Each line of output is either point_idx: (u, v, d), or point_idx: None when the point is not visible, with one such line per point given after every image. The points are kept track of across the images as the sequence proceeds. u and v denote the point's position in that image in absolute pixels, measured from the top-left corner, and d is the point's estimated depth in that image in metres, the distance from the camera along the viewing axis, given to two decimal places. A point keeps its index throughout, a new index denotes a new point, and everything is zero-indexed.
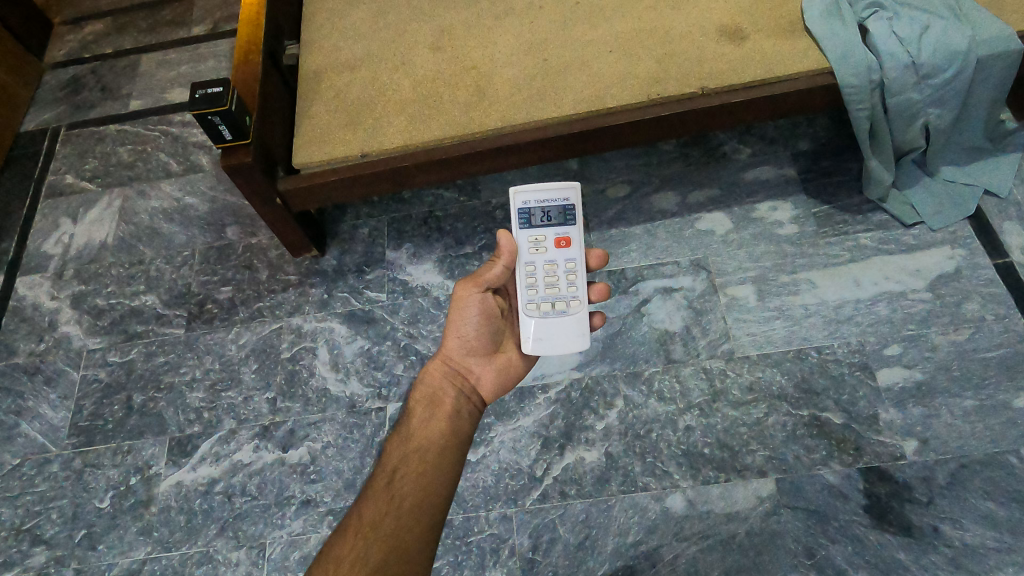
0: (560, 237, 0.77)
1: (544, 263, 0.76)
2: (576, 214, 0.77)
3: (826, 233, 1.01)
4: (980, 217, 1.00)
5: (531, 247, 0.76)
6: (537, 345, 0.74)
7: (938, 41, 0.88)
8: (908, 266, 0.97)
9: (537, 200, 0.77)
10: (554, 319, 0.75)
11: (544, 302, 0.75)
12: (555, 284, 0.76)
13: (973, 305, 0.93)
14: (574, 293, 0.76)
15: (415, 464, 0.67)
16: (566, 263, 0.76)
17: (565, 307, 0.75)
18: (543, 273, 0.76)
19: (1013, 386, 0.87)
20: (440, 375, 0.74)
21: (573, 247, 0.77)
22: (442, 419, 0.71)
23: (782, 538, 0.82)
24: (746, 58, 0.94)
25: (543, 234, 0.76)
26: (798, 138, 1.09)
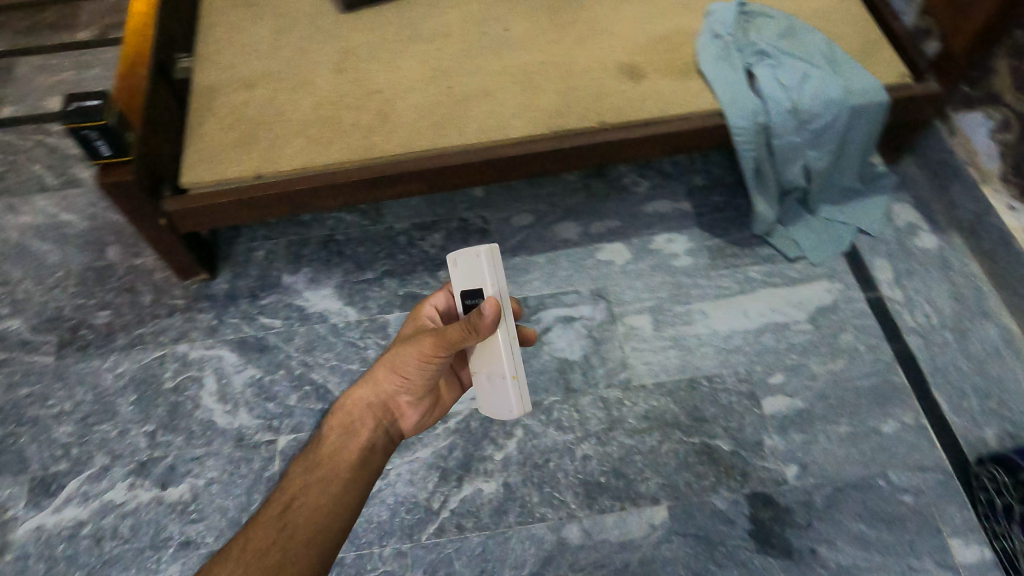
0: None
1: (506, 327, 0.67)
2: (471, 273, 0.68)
3: (717, 265, 1.05)
4: (854, 253, 1.07)
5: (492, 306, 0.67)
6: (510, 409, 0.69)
7: (816, 89, 0.95)
8: (791, 299, 1.02)
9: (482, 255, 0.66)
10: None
11: None
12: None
13: (848, 336, 0.99)
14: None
15: (317, 493, 0.65)
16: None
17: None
18: None
19: (882, 413, 0.93)
20: (362, 405, 0.71)
21: None
22: (354, 451, 0.69)
23: (672, 565, 0.84)
24: (643, 97, 0.98)
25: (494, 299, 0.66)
26: (693, 173, 1.14)
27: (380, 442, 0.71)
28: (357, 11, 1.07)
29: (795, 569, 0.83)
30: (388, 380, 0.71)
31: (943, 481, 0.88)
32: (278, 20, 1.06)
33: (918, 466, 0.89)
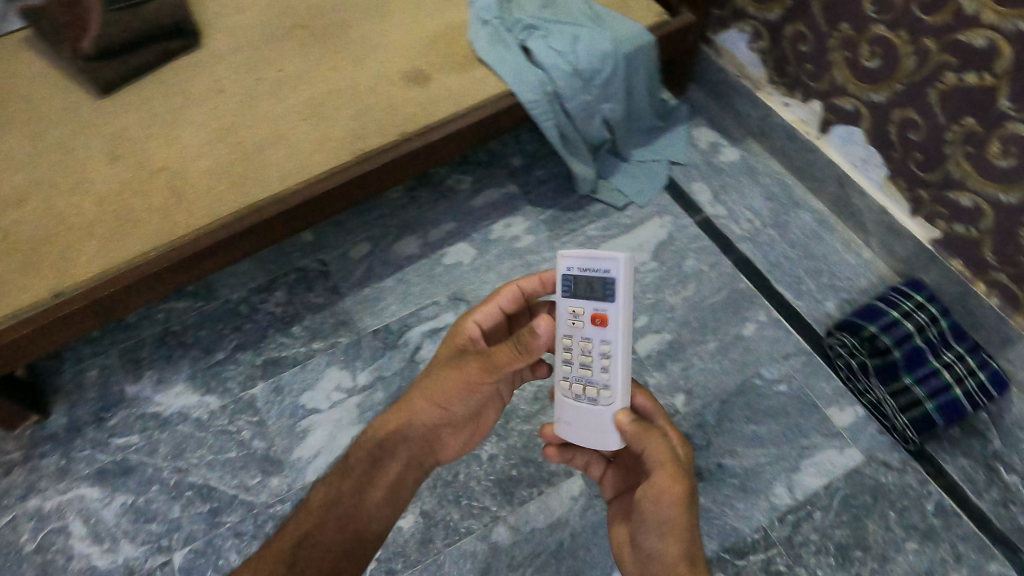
0: (599, 312, 0.61)
1: (575, 338, 0.63)
2: (617, 288, 0.60)
3: (557, 234, 1.08)
4: (673, 185, 1.14)
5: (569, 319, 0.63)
6: (565, 428, 0.65)
7: (589, 46, 1.00)
8: (631, 244, 1.07)
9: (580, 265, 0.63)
10: (580, 406, 0.64)
11: (575, 383, 0.64)
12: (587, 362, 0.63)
13: (690, 261, 1.05)
14: (606, 382, 0.62)
15: (340, 516, 0.71)
16: (602, 346, 0.62)
17: (595, 396, 0.62)
18: (580, 350, 0.63)
19: (740, 319, 1.00)
20: (395, 438, 0.74)
21: (609, 326, 0.62)
22: (385, 478, 0.74)
23: (601, 528, 0.85)
24: (433, 98, 0.99)
25: (581, 307, 0.62)
26: (509, 155, 1.17)
27: (409, 475, 0.75)
28: (115, 94, 1.00)
29: (709, 488, 0.87)
30: (425, 410, 0.73)
31: (807, 360, 0.96)
32: (30, 124, 0.97)
33: (783, 356, 0.97)
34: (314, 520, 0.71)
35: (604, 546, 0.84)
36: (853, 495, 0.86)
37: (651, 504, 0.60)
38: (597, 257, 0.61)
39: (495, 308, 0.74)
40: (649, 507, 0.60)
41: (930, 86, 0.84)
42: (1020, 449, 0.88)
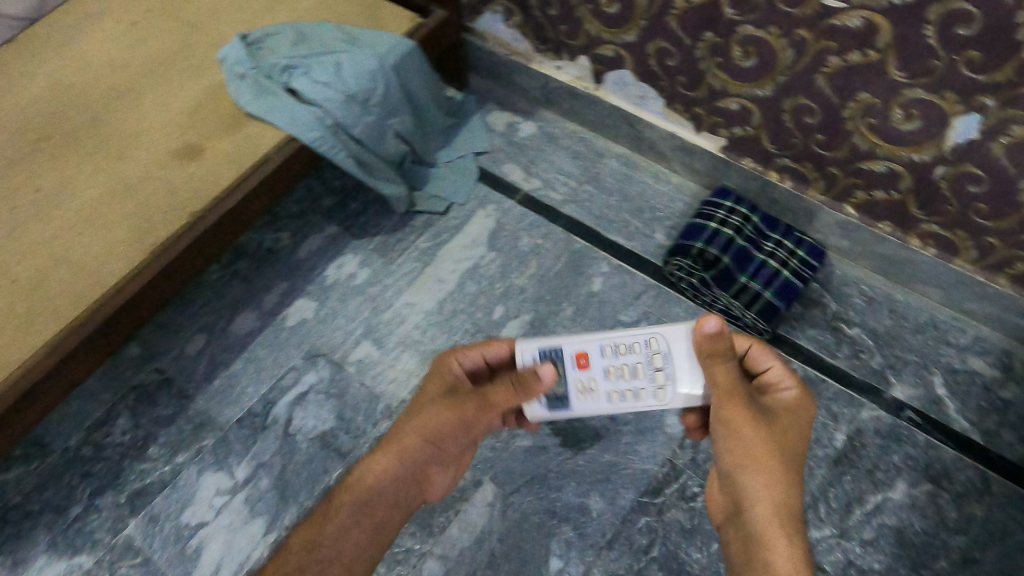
0: (577, 361, 0.68)
1: (610, 386, 0.68)
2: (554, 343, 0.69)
3: (392, 258, 1.07)
4: (486, 173, 1.15)
5: (589, 397, 0.68)
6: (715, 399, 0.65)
7: (353, 69, 0.98)
8: (465, 242, 1.08)
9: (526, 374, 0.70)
10: (681, 374, 0.66)
11: (654, 377, 0.67)
12: (627, 369, 0.68)
13: (524, 239, 1.07)
14: (637, 339, 0.68)
15: (320, 564, 0.67)
16: (606, 353, 0.68)
17: (660, 353, 0.67)
18: (616, 380, 0.68)
19: (586, 277, 1.03)
20: (386, 480, 0.72)
21: (587, 345, 0.68)
22: (371, 523, 0.70)
23: (524, 521, 0.85)
24: (215, 169, 0.94)
25: (578, 380, 0.68)
26: (319, 197, 1.13)
27: (394, 517, 0.72)
28: None
29: (610, 443, 0.89)
30: (420, 450, 0.72)
31: (656, 293, 1.01)
32: None
33: (634, 296, 1.01)
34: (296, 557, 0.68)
35: (533, 537, 0.84)
36: None
37: (724, 426, 0.62)
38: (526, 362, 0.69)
39: (477, 356, 0.76)
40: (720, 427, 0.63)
41: (667, 14, 0.90)
42: (852, 304, 0.97)
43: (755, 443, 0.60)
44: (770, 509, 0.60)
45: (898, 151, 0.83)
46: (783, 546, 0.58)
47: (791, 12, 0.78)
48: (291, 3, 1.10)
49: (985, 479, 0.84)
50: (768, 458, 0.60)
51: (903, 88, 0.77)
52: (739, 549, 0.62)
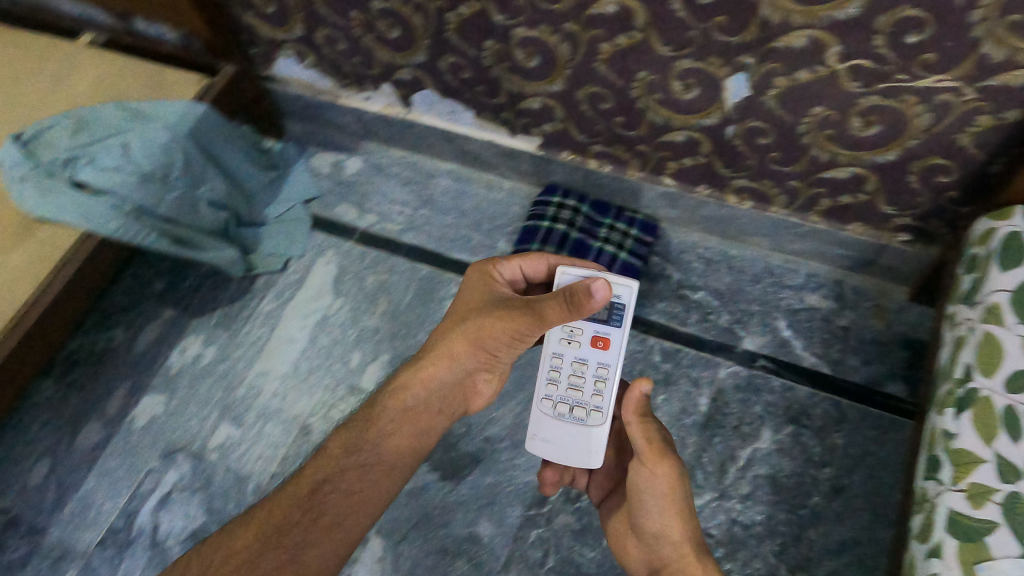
0: (596, 336, 0.74)
1: (572, 360, 0.75)
2: (622, 316, 0.74)
3: (236, 329, 1.02)
4: (319, 220, 1.12)
5: (563, 337, 0.75)
6: (540, 444, 0.76)
7: (143, 147, 0.95)
8: (309, 296, 1.04)
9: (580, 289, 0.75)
10: (562, 421, 0.75)
11: (563, 404, 0.75)
12: (578, 385, 0.75)
13: (370, 278, 1.05)
14: (598, 402, 0.74)
15: (349, 481, 0.71)
16: (598, 366, 0.74)
17: (583, 415, 0.74)
18: (571, 371, 0.75)
19: (437, 302, 1.02)
20: (433, 393, 0.75)
21: (610, 351, 0.74)
22: (406, 437, 0.74)
23: (417, 566, 0.83)
24: (8, 285, 0.87)
25: (583, 329, 0.75)
26: (148, 282, 1.07)
27: (437, 425, 0.76)
28: None
29: (488, 465, 0.88)
30: (466, 354, 0.75)
31: None
32: None
33: None
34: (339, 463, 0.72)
35: None
36: None
37: (650, 479, 0.67)
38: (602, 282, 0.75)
39: (517, 269, 0.80)
40: (644, 480, 0.68)
41: (446, 30, 0.89)
42: (692, 269, 1.00)
43: (671, 495, 0.67)
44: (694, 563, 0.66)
45: (690, 119, 0.86)
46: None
47: (553, 8, 0.79)
48: (66, 88, 1.02)
49: (839, 407, 0.88)
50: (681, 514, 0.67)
51: (673, 61, 0.79)
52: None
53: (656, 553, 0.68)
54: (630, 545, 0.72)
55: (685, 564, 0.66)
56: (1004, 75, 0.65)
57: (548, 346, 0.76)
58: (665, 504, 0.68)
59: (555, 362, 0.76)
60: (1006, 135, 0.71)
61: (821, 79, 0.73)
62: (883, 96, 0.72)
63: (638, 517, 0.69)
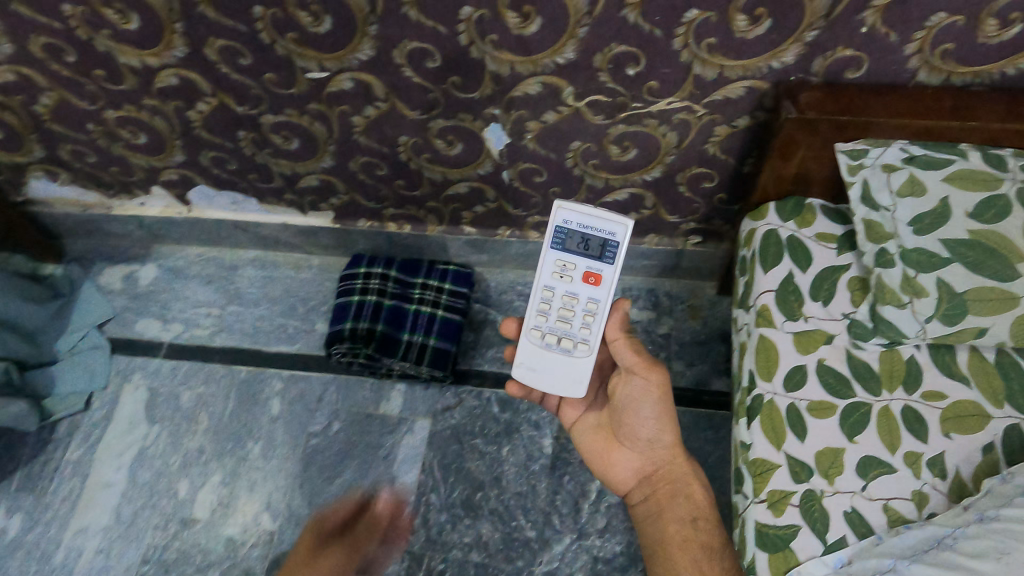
0: (587, 272, 0.70)
1: (563, 290, 0.71)
2: (617, 252, 0.68)
3: (43, 488, 0.92)
4: (120, 341, 1.03)
5: (556, 270, 0.71)
6: (524, 370, 0.73)
7: None
8: (121, 429, 0.96)
9: (579, 222, 0.68)
10: (550, 351, 0.72)
11: (551, 333, 0.72)
12: (567, 318, 0.72)
13: (185, 394, 0.97)
14: (586, 334, 0.71)
15: None
16: (587, 301, 0.71)
17: (570, 346, 0.72)
18: (558, 303, 0.72)
19: (262, 402, 0.96)
20: None
21: (601, 286, 0.70)
22: None
23: None
24: None
25: (575, 262, 0.70)
26: None
27: None
28: None
29: None
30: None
31: (336, 385, 0.96)
32: None
33: (317, 397, 0.95)
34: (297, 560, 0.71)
35: None
36: (443, 455, 0.90)
37: (651, 403, 0.70)
38: (596, 220, 0.68)
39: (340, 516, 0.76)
40: (642, 407, 0.70)
41: (194, 128, 0.84)
42: (515, 309, 0.99)
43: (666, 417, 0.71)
44: (686, 470, 0.73)
45: (465, 171, 0.85)
46: (697, 494, 0.72)
47: (291, 92, 0.76)
48: None
49: None
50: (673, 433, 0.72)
51: (427, 123, 0.78)
52: (652, 517, 0.73)
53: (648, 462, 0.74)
54: (617, 457, 0.75)
55: (676, 468, 0.73)
56: (721, 91, 0.68)
57: (540, 275, 0.71)
58: (659, 411, 0.71)
59: (546, 287, 0.72)
60: (745, 139, 0.74)
61: (568, 118, 0.74)
62: (628, 123, 0.74)
63: (631, 431, 0.73)
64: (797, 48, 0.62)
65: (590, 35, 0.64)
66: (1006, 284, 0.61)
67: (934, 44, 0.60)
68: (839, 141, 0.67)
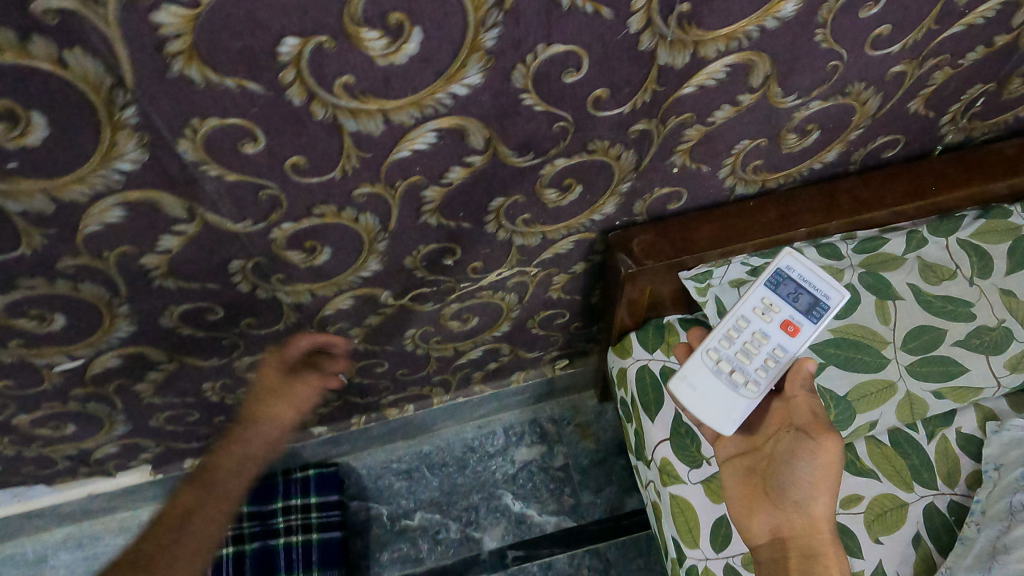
0: (788, 319, 0.53)
1: (755, 328, 0.54)
2: (827, 316, 0.52)
3: None
4: None
5: (754, 308, 0.54)
6: (685, 389, 0.54)
7: None
8: None
9: (801, 275, 0.53)
10: (716, 378, 0.54)
11: (727, 361, 0.54)
12: (746, 353, 0.54)
13: None
14: (761, 379, 0.53)
15: None
16: (773, 347, 0.53)
17: (739, 382, 0.53)
18: (744, 338, 0.54)
19: None
20: None
21: (796, 339, 0.53)
22: None
23: None
24: None
25: (781, 304, 0.53)
26: None
27: None
28: None
29: None
30: None
31: None
32: None
33: None
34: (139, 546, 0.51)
35: None
36: None
37: (811, 463, 0.49)
38: (821, 276, 0.52)
39: None
40: (799, 465, 0.50)
41: None
42: (397, 493, 0.88)
43: (830, 476, 0.49)
44: (830, 553, 0.49)
45: None
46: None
47: (43, 389, 0.60)
48: None
49: (600, 555, 0.83)
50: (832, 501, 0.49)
51: (230, 364, 0.65)
52: None
53: (786, 521, 0.50)
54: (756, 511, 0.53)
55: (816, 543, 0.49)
56: (549, 250, 0.62)
57: (740, 305, 0.55)
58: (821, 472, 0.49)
59: (743, 318, 0.54)
60: (586, 278, 0.68)
61: (393, 315, 0.65)
62: (462, 300, 0.66)
63: (778, 479, 0.51)
64: (615, 199, 0.57)
65: (391, 244, 0.55)
66: (880, 373, 0.60)
67: (744, 164, 0.57)
68: (682, 269, 0.61)
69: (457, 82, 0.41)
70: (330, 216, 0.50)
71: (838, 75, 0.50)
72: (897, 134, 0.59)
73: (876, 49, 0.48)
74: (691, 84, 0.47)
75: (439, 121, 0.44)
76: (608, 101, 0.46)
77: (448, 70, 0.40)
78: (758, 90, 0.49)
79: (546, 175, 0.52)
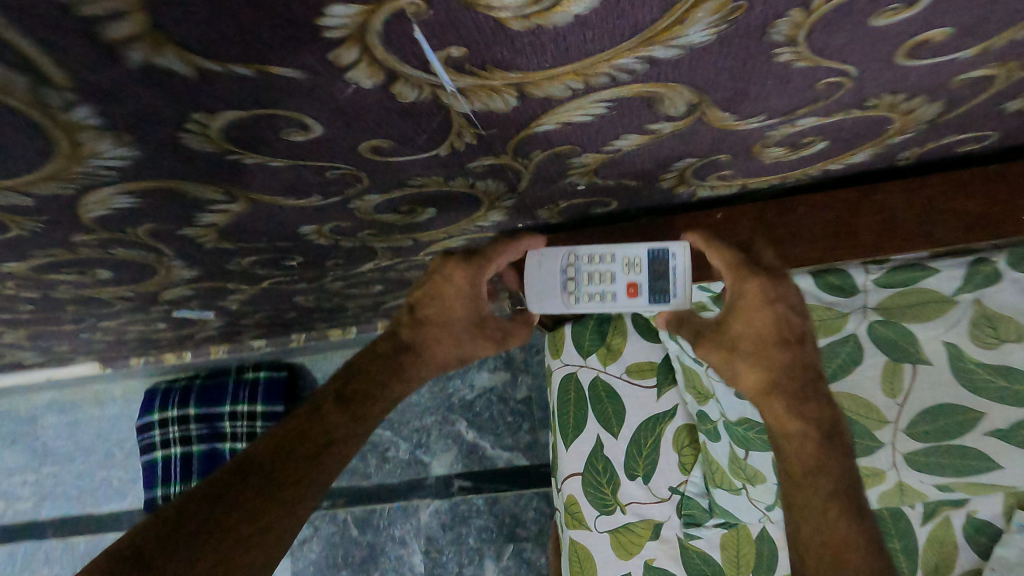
0: (635, 284, 0.39)
1: (611, 267, 0.40)
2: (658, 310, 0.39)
3: None
4: None
5: (624, 256, 0.40)
6: (530, 259, 0.40)
7: None
8: None
9: (678, 269, 0.39)
10: (550, 268, 0.40)
11: (568, 268, 0.40)
12: (585, 275, 0.40)
13: None
14: (573, 299, 0.40)
15: None
16: (605, 289, 0.40)
17: (560, 285, 0.40)
18: (596, 266, 0.40)
19: None
20: None
21: (619, 298, 0.39)
22: None
23: None
24: None
25: (644, 274, 0.39)
26: None
27: None
28: None
29: None
30: None
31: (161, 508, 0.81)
32: None
33: None
34: (205, 495, 0.36)
35: None
36: None
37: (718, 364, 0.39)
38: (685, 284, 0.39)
39: None
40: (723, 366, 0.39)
41: None
42: None
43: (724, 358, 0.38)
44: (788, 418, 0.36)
45: (196, 328, 0.65)
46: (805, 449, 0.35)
47: None
48: None
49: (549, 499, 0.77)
50: (816, 398, 0.35)
51: (96, 324, 0.57)
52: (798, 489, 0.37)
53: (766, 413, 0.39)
54: None
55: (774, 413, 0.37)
56: (436, 245, 0.46)
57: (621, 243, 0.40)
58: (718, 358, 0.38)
59: (612, 251, 0.40)
60: None
61: (261, 292, 0.53)
62: (346, 279, 0.52)
63: None
64: (502, 210, 0.39)
65: (193, 260, 0.41)
66: (862, 458, 0.44)
67: (700, 174, 0.36)
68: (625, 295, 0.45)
69: (94, 158, 0.24)
70: (68, 255, 0.36)
71: (845, 91, 0.27)
72: (986, 131, 0.35)
73: (923, 57, 0.24)
74: (547, 122, 0.26)
75: (119, 187, 0.28)
76: (399, 148, 0.27)
77: (56, 150, 0.23)
78: (684, 117, 0.27)
79: (367, 205, 0.35)
